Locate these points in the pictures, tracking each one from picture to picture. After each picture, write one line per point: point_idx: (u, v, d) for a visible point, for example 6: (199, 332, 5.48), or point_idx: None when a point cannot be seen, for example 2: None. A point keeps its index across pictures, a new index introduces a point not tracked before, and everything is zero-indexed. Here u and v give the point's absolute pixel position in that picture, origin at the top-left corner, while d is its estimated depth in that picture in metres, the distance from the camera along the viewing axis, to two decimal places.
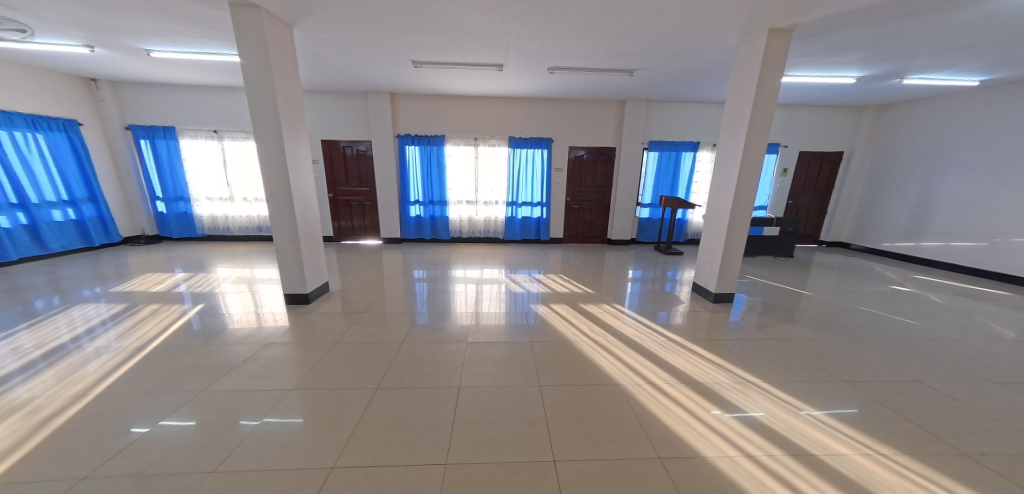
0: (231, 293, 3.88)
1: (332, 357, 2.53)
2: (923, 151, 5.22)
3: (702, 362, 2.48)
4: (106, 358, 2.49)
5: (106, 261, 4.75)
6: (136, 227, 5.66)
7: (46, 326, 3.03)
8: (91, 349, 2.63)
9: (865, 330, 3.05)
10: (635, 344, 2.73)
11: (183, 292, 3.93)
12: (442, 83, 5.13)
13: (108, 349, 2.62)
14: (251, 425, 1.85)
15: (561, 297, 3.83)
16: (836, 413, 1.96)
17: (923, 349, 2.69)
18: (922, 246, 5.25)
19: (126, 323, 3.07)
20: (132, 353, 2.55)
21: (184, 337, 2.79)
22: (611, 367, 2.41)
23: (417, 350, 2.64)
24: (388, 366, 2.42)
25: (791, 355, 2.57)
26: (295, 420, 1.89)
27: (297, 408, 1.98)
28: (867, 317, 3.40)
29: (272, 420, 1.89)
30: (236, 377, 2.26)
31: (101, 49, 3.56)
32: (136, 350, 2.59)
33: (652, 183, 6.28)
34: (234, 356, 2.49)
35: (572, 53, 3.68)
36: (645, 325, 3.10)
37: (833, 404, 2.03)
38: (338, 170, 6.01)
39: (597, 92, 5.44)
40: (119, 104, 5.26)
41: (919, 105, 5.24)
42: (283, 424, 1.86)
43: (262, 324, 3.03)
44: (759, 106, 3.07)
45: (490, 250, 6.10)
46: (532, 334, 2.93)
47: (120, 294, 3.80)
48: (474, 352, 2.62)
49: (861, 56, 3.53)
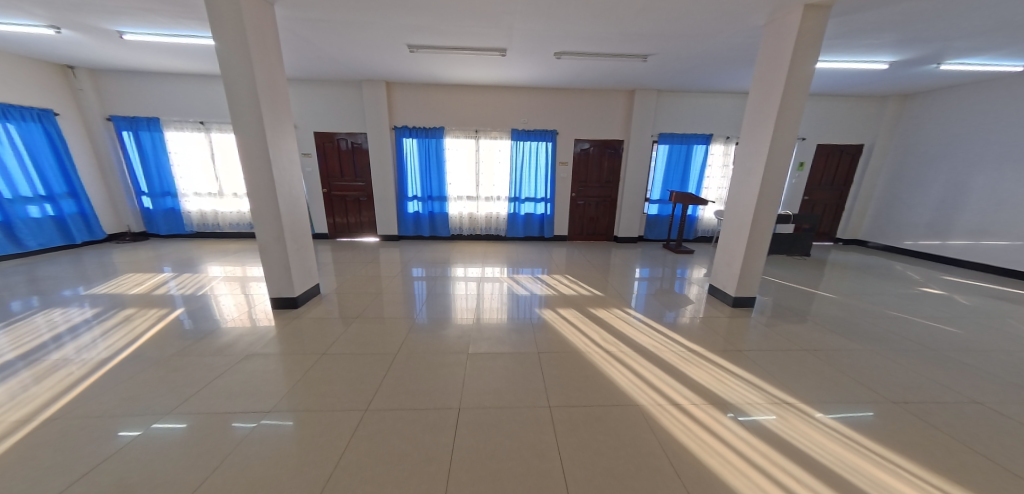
0: (229, 290, 3.73)
1: (319, 370, 2.28)
2: (951, 143, 4.93)
3: (729, 378, 2.22)
4: (86, 359, 2.36)
5: (89, 260, 4.52)
6: (122, 224, 5.38)
7: (23, 326, 2.83)
8: (72, 347, 2.51)
9: (902, 338, 2.80)
10: (651, 356, 2.47)
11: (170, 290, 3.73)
12: (441, 71, 4.83)
13: (90, 349, 2.49)
14: (246, 427, 1.79)
15: (569, 300, 3.55)
16: (849, 418, 1.88)
17: (971, 361, 2.45)
18: (947, 244, 5.00)
19: (109, 320, 2.92)
20: (114, 354, 2.42)
21: (155, 347, 2.52)
22: (627, 383, 2.15)
23: (413, 362, 2.39)
24: (380, 382, 2.16)
25: (829, 370, 2.32)
26: (285, 422, 1.83)
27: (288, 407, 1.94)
28: (900, 322, 3.15)
29: (265, 424, 1.82)
30: (214, 388, 2.08)
31: (67, 30, 3.27)
32: (119, 351, 2.47)
33: (661, 178, 6.00)
34: (207, 372, 2.24)
35: (581, 35, 3.38)
36: (662, 332, 2.84)
37: (845, 408, 1.95)
38: (332, 163, 5.73)
39: (605, 81, 5.13)
40: (99, 94, 4.97)
41: (948, 93, 4.94)
42: (275, 427, 1.80)
43: (243, 329, 2.79)
44: (789, 93, 2.79)
45: (492, 249, 5.85)
46: (538, 343, 2.66)
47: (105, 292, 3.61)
48: (475, 365, 2.37)
49: (898, 37, 3.23)
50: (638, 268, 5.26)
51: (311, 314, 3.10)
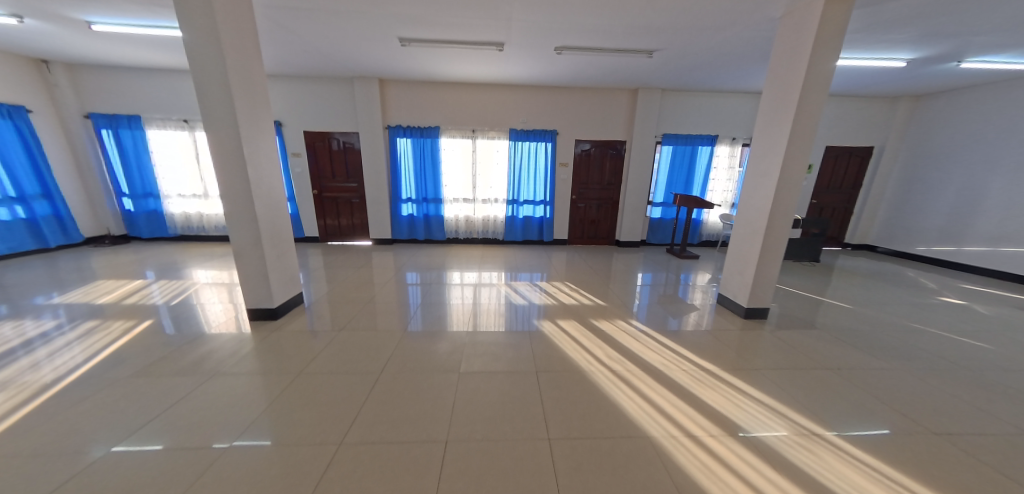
0: (212, 298, 3.44)
1: (292, 393, 2.05)
2: (966, 145, 4.74)
3: (749, 403, 2.00)
4: (58, 365, 2.27)
5: (63, 265, 4.28)
6: (101, 226, 5.13)
7: None
8: (44, 352, 2.43)
9: (930, 353, 2.59)
10: (661, 377, 2.25)
11: (151, 294, 3.59)
12: (436, 67, 4.62)
13: (64, 353, 2.42)
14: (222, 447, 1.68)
15: (570, 310, 3.32)
16: (869, 437, 1.76)
17: (1010, 382, 2.24)
18: (962, 250, 4.80)
19: (74, 332, 2.70)
20: (90, 358, 2.36)
21: (114, 365, 2.28)
22: (637, 410, 1.94)
23: (398, 382, 2.16)
24: (360, 407, 1.93)
25: (858, 393, 2.10)
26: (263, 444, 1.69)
27: (254, 437, 1.73)
28: (924, 335, 2.94)
29: (242, 444, 1.69)
30: (176, 412, 1.89)
31: (31, 19, 3.05)
32: (91, 357, 2.37)
33: (664, 180, 5.80)
34: (162, 399, 1.98)
35: (583, 28, 3.18)
36: (671, 348, 2.61)
37: (866, 426, 1.83)
38: (323, 163, 5.50)
39: (607, 78, 4.92)
40: (76, 90, 4.74)
41: (963, 94, 4.75)
42: (237, 462, 1.59)
43: (209, 345, 2.52)
44: (808, 90, 2.59)
45: (489, 253, 5.63)
46: (536, 360, 2.43)
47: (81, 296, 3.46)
48: (467, 386, 2.14)
49: (921, 32, 3.04)
50: (640, 274, 5.04)
51: (290, 325, 2.85)
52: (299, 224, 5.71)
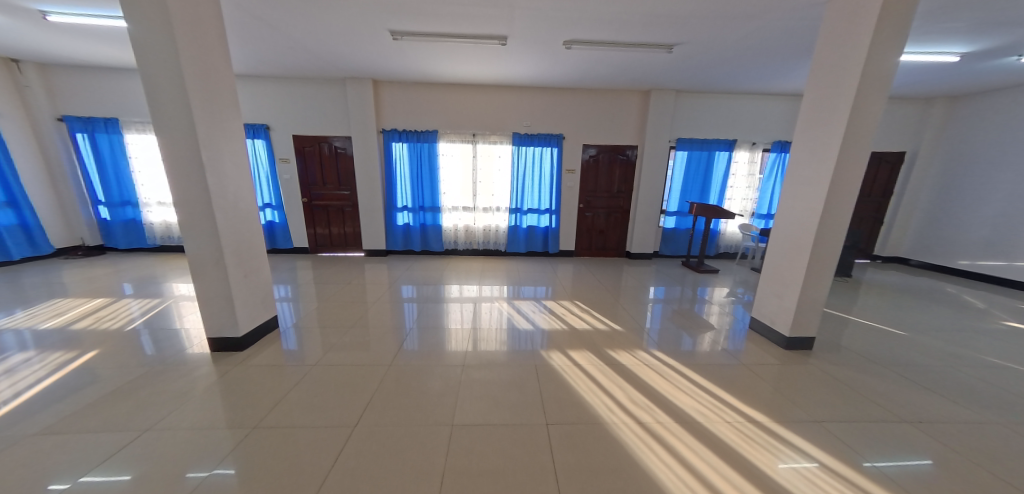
0: (189, 312, 3.19)
1: (243, 456, 1.64)
2: (1013, 150, 4.33)
3: (819, 475, 1.59)
4: (16, 380, 2.13)
5: (25, 279, 3.92)
6: (74, 236, 4.78)
7: None
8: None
9: (1019, 396, 2.16)
10: (702, 433, 1.83)
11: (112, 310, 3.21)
12: (433, 66, 4.28)
13: (22, 368, 2.27)
14: (197, 478, 1.53)
15: (581, 337, 2.89)
16: (906, 467, 1.62)
17: None
18: (1012, 265, 4.35)
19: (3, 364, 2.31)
20: (52, 372, 2.22)
21: (33, 411, 1.87)
22: (680, 489, 1.52)
23: (377, 439, 1.75)
24: (325, 481, 1.52)
25: (956, 459, 1.66)
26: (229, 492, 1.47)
27: None
28: (1000, 370, 2.50)
29: (218, 474, 1.55)
30: (93, 482, 1.49)
31: None
32: (42, 378, 2.17)
33: (679, 188, 5.40)
34: (73, 467, 1.56)
35: (596, 17, 2.81)
36: (707, 390, 2.19)
37: (900, 454, 1.69)
38: (313, 170, 5.15)
39: (617, 78, 4.57)
40: (49, 92, 4.42)
41: (1008, 95, 4.35)
42: None
43: (156, 383, 2.12)
44: (867, 83, 2.19)
45: (490, 266, 5.23)
46: (547, 408, 2.00)
47: (35, 314, 3.10)
48: (463, 447, 1.72)
49: (983, 21, 2.65)
50: (654, 289, 4.63)
51: (257, 357, 2.44)
52: (288, 234, 5.36)
